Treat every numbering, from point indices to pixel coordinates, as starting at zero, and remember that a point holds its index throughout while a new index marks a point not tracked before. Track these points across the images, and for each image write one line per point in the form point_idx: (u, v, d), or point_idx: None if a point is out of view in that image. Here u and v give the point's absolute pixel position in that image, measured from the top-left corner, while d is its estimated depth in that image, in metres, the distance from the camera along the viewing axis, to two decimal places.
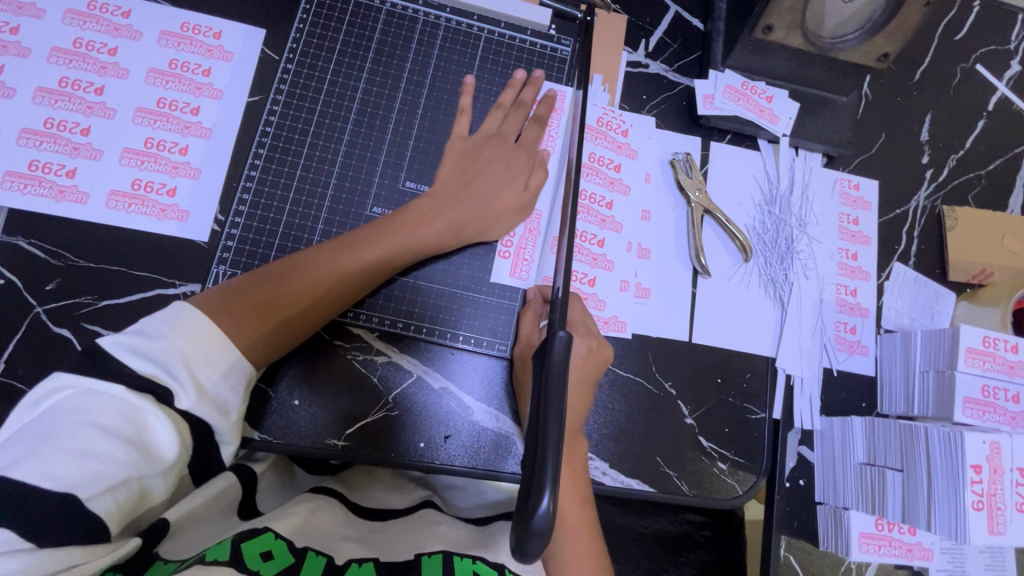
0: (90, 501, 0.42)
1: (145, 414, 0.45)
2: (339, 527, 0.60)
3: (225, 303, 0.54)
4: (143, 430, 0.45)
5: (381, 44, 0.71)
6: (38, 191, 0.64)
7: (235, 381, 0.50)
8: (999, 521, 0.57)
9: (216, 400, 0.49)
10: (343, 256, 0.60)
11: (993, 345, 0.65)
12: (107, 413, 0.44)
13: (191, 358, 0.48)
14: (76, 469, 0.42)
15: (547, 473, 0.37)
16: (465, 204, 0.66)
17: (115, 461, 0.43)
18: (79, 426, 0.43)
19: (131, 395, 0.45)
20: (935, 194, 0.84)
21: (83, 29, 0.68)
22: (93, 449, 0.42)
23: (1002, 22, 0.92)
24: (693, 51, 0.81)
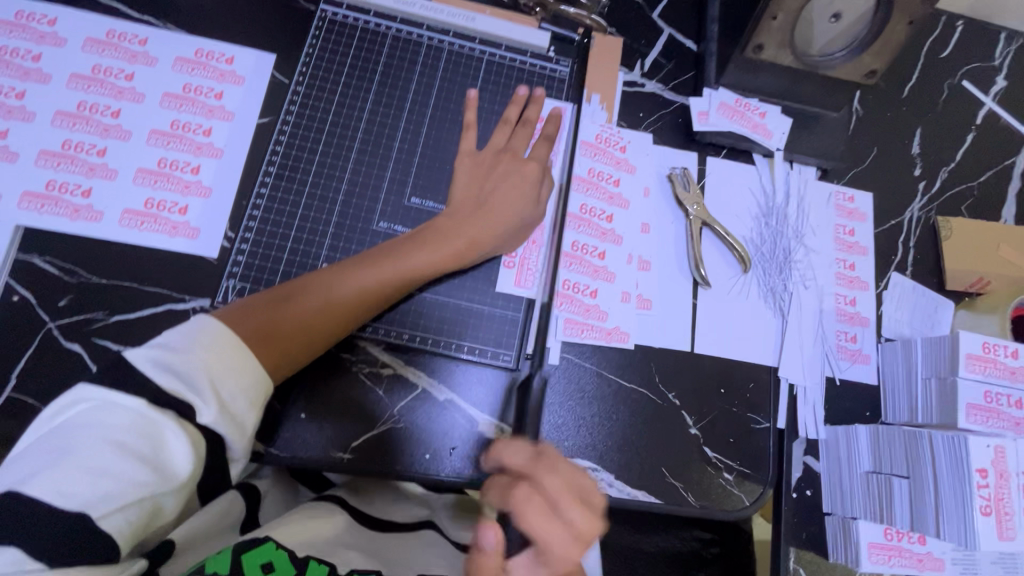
0: (102, 519, 0.42)
1: (163, 431, 0.45)
2: (343, 535, 0.59)
3: (245, 322, 0.55)
4: (160, 447, 0.45)
5: (387, 66, 0.74)
6: (55, 210, 0.66)
7: (255, 399, 0.51)
8: (1009, 527, 0.57)
9: (234, 415, 0.49)
10: (360, 275, 0.61)
11: (993, 351, 0.65)
12: (124, 429, 0.44)
13: (214, 374, 0.48)
14: (92, 487, 0.42)
15: None
16: (475, 224, 0.66)
17: (128, 480, 0.43)
18: (96, 442, 0.43)
19: (149, 411, 0.45)
20: (929, 206, 0.86)
21: (102, 56, 0.71)
22: (108, 467, 0.42)
23: (985, 40, 0.95)
24: (687, 70, 0.84)
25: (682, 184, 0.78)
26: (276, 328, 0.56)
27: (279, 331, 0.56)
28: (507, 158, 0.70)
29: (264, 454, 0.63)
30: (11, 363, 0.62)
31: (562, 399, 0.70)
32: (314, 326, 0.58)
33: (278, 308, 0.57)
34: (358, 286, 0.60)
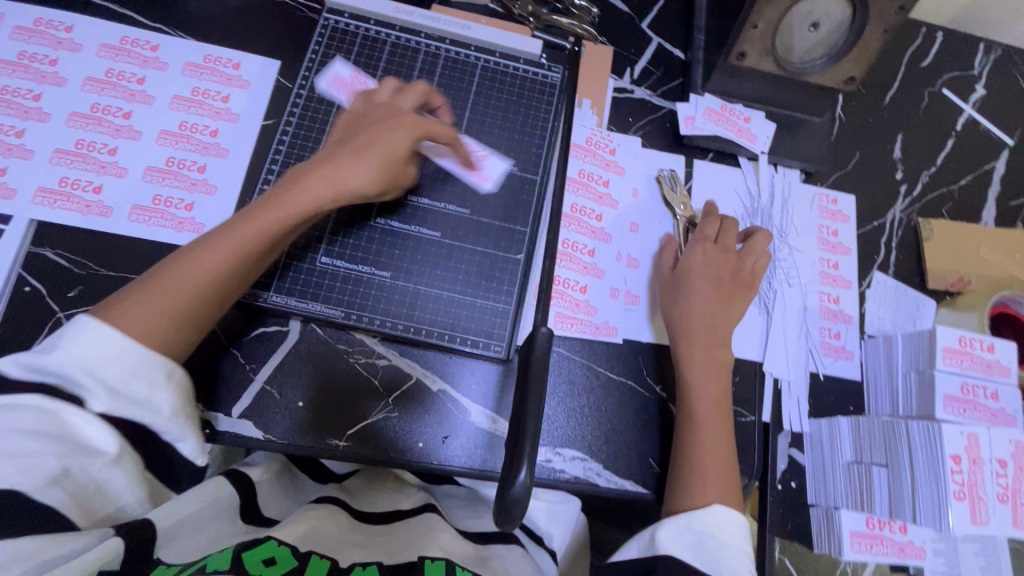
0: (36, 493, 0.45)
1: (68, 415, 0.49)
2: (343, 531, 0.61)
3: (134, 303, 0.53)
4: (70, 430, 0.48)
5: (386, 71, 0.78)
6: (67, 206, 0.69)
7: (154, 376, 0.52)
8: (982, 511, 0.59)
9: (130, 397, 0.51)
10: (213, 238, 0.57)
11: (969, 344, 0.67)
12: (32, 415, 0.47)
13: (88, 363, 0.50)
14: (10, 468, 0.45)
15: (524, 450, 0.43)
16: (347, 166, 0.60)
17: (49, 456, 0.47)
18: (4, 432, 0.46)
19: (50, 402, 0.48)
20: (911, 208, 0.89)
21: (115, 61, 0.75)
22: (23, 449, 0.46)
23: (965, 50, 0.98)
24: (675, 78, 0.88)
25: (671, 186, 0.81)
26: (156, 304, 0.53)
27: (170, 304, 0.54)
28: (385, 109, 0.66)
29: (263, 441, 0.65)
30: (21, 351, 0.64)
31: (553, 391, 0.72)
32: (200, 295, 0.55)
33: (167, 283, 0.55)
34: (230, 249, 0.56)
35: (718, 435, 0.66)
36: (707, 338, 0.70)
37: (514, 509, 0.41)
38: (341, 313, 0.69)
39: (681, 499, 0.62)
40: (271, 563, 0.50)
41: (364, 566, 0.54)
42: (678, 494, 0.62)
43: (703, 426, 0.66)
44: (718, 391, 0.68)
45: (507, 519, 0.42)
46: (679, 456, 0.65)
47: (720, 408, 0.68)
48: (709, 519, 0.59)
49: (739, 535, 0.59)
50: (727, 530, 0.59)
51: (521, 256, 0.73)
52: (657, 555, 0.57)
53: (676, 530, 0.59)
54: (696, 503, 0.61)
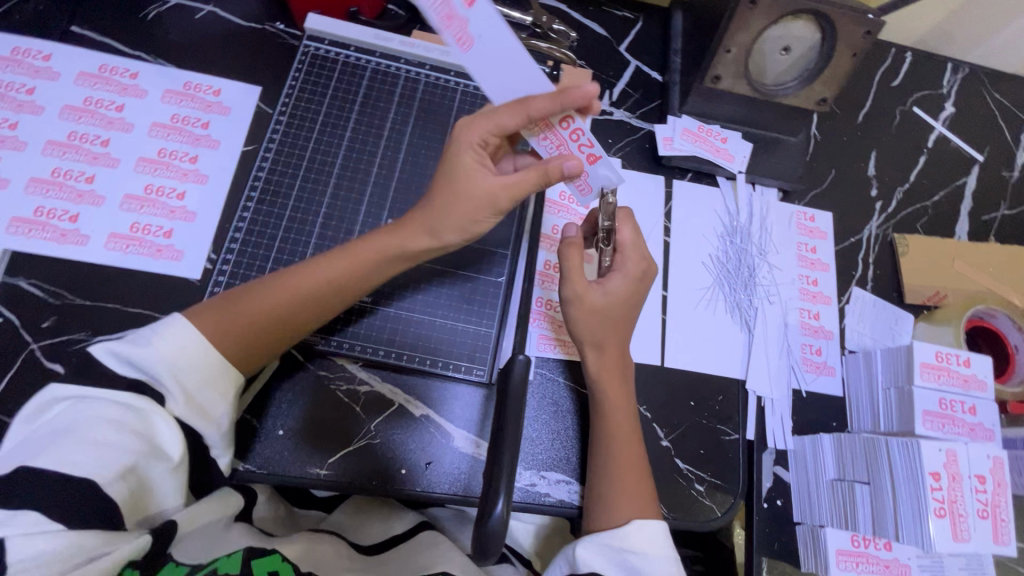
0: (108, 486, 0.44)
1: (149, 415, 0.49)
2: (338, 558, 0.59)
3: (204, 310, 0.56)
4: (148, 428, 0.48)
5: (366, 97, 0.78)
6: (42, 235, 0.68)
7: (226, 391, 0.54)
8: (963, 528, 0.59)
9: (198, 407, 0.52)
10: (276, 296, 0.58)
11: (946, 359, 0.68)
12: (116, 408, 0.48)
13: (176, 365, 0.51)
14: (90, 457, 0.44)
15: (501, 481, 0.43)
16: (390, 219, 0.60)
17: (126, 450, 0.46)
18: (89, 422, 0.46)
19: (134, 402, 0.49)
20: (886, 224, 0.90)
21: (94, 89, 0.75)
22: (107, 440, 0.46)
23: (934, 70, 1.01)
24: (653, 100, 0.90)
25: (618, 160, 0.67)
26: (244, 318, 0.56)
27: (248, 322, 0.56)
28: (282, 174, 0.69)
29: (246, 473, 0.64)
30: None
31: (536, 414, 0.71)
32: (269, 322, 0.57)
33: (235, 297, 0.58)
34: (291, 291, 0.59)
35: (633, 463, 0.62)
36: (605, 355, 0.65)
37: (492, 539, 0.41)
38: (322, 339, 0.69)
39: (598, 517, 0.60)
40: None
41: None
42: (596, 510, 0.60)
43: (616, 450, 0.63)
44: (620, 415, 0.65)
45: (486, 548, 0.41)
46: (595, 474, 0.63)
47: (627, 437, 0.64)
48: (626, 534, 0.57)
49: (661, 543, 0.57)
50: (651, 543, 0.57)
51: (502, 279, 0.74)
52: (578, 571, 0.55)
53: (597, 547, 0.56)
54: (617, 522, 0.58)
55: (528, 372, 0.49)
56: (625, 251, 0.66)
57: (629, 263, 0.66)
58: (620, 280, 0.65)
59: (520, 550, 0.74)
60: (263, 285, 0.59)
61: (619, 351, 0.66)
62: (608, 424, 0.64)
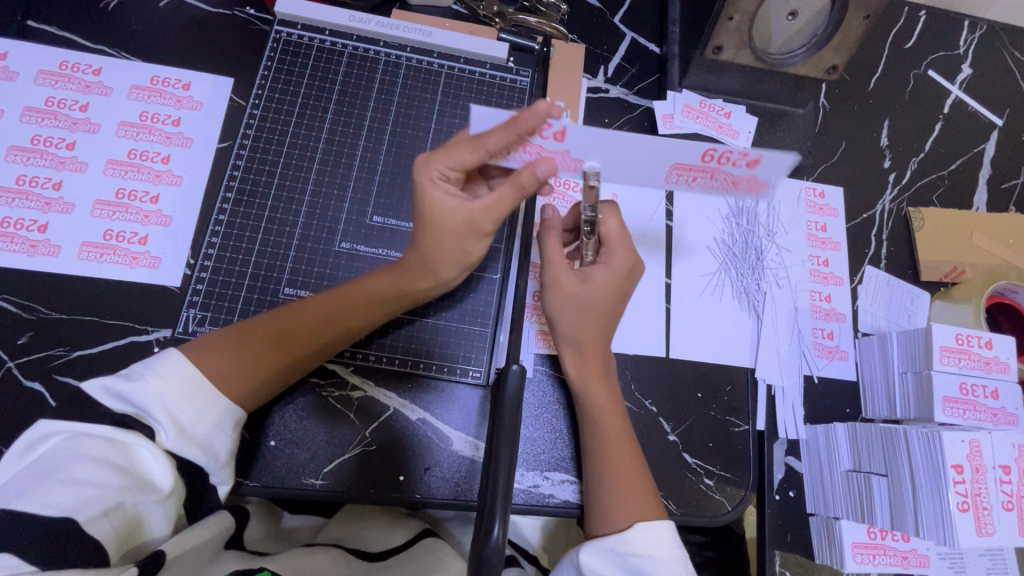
0: (89, 525, 0.42)
1: (134, 446, 0.46)
2: (340, 568, 0.57)
3: (205, 348, 0.54)
4: (132, 459, 0.46)
5: (344, 85, 0.73)
6: (10, 247, 0.65)
7: (222, 422, 0.52)
8: (987, 522, 0.56)
9: (196, 438, 0.50)
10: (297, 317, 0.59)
11: (966, 342, 0.65)
12: (101, 443, 0.45)
13: (170, 399, 0.49)
14: (72, 496, 0.42)
15: (497, 505, 0.40)
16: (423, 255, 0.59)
17: (110, 487, 0.43)
18: (73, 458, 0.43)
19: (116, 433, 0.46)
20: (900, 197, 0.86)
21: (55, 88, 0.70)
22: (88, 478, 0.43)
23: (950, 28, 0.95)
24: (651, 74, 0.84)
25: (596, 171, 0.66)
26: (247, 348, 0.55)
27: (258, 358, 0.55)
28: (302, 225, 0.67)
29: (241, 487, 0.62)
30: None
31: (537, 413, 0.69)
32: (277, 355, 0.57)
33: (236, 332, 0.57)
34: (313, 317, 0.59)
35: (628, 469, 0.59)
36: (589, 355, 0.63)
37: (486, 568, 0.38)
38: None
39: (599, 521, 0.57)
40: None
41: None
42: (595, 513, 0.58)
43: (608, 447, 0.60)
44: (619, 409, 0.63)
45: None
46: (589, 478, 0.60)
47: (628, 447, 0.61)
48: (631, 538, 0.53)
49: (673, 548, 0.54)
50: (660, 547, 0.53)
51: (497, 275, 0.71)
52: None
53: (603, 553, 0.53)
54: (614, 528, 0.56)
55: (523, 385, 0.47)
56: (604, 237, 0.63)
57: (616, 257, 0.63)
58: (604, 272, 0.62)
59: (529, 547, 0.72)
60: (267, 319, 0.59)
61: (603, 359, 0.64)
62: (600, 423, 0.62)
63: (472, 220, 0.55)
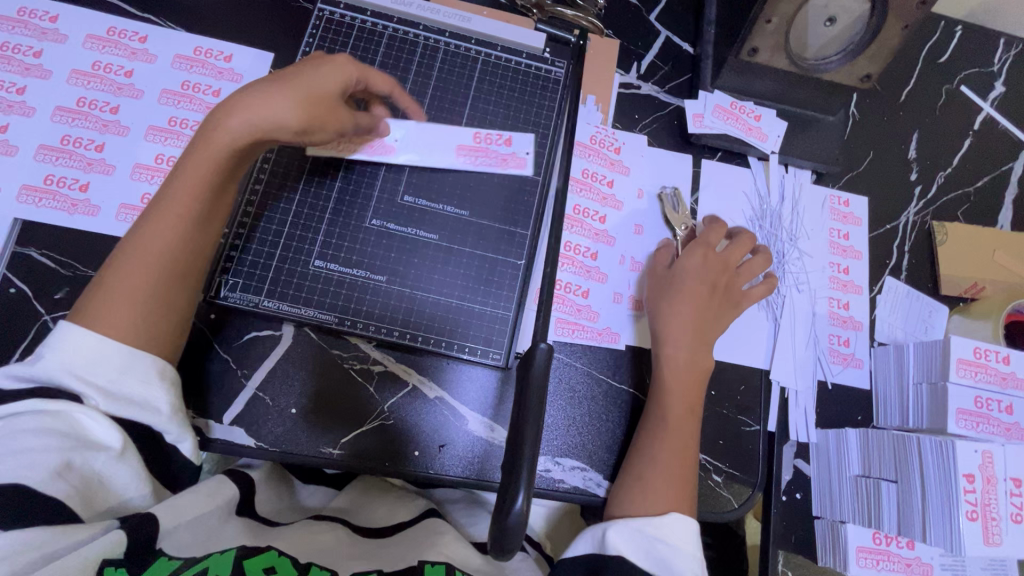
0: (45, 486, 0.45)
1: (70, 414, 0.49)
2: (341, 546, 0.59)
3: (83, 300, 0.53)
4: (71, 425, 0.48)
5: (383, 66, 0.75)
6: (52, 204, 0.67)
7: (149, 374, 0.53)
8: (995, 532, 0.57)
9: (124, 395, 0.51)
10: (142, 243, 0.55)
11: (985, 356, 0.65)
12: (35, 416, 0.47)
13: (78, 363, 0.50)
14: (17, 463, 0.45)
15: (521, 479, 0.42)
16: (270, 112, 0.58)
17: (52, 449, 0.46)
18: (8, 433, 0.46)
19: (46, 405, 0.48)
20: (925, 211, 0.86)
21: (102, 53, 0.72)
22: (27, 446, 0.46)
23: (985, 45, 0.95)
24: (683, 73, 0.85)
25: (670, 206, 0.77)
26: (118, 282, 0.54)
27: (130, 295, 0.53)
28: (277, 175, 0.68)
29: (259, 452, 0.63)
30: (7, 355, 0.63)
31: (552, 399, 0.70)
32: (153, 282, 0.55)
33: (109, 269, 0.55)
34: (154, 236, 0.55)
35: (676, 458, 0.62)
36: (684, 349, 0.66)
37: (510, 537, 0.40)
38: (335, 319, 0.67)
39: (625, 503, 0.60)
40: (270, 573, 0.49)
41: (432, 564, 0.56)
42: (626, 495, 0.61)
43: (666, 435, 0.63)
44: (693, 396, 0.65)
45: (506, 546, 0.41)
46: (636, 460, 0.63)
47: (690, 437, 0.63)
48: (661, 526, 0.57)
49: (690, 541, 0.57)
50: (681, 538, 0.57)
51: (522, 261, 0.71)
52: (606, 553, 0.55)
53: (627, 533, 0.56)
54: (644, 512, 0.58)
55: (549, 361, 0.47)
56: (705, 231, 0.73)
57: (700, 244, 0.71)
58: (699, 251, 0.70)
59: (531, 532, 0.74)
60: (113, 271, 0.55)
61: (703, 347, 0.67)
62: (664, 401, 0.65)
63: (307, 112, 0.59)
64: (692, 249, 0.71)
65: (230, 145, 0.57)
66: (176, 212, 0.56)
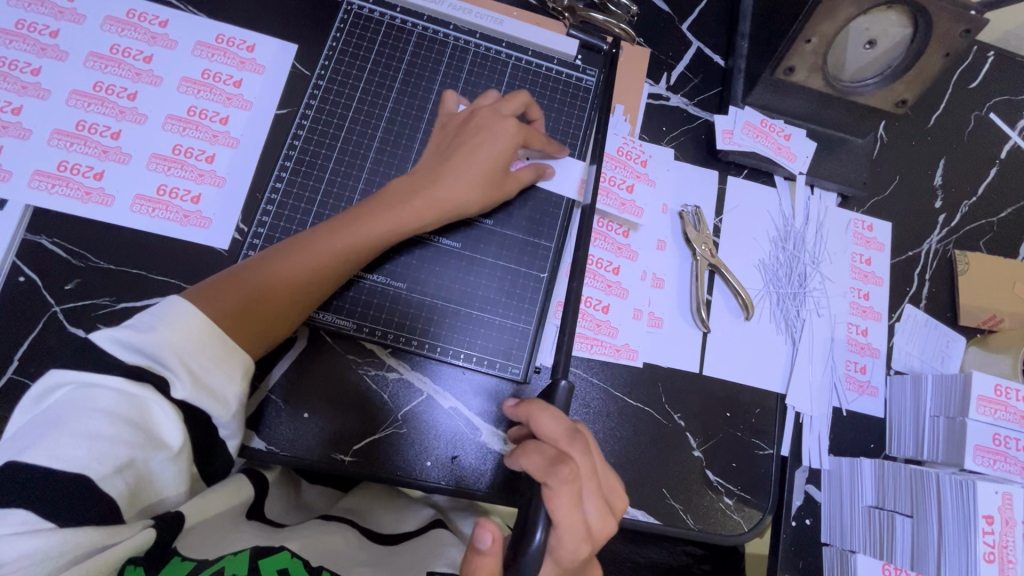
0: (102, 481, 0.42)
1: (146, 401, 0.46)
2: (352, 550, 0.57)
3: (227, 282, 0.56)
4: (144, 415, 0.46)
5: (411, 65, 0.73)
6: (65, 191, 0.65)
7: (232, 371, 0.51)
8: (1009, 573, 0.57)
9: (210, 388, 0.49)
10: (292, 261, 0.58)
11: (1004, 394, 0.65)
12: (111, 397, 0.45)
13: (182, 350, 0.48)
14: (84, 450, 0.42)
15: None
16: (447, 183, 0.62)
17: (122, 443, 0.44)
18: (83, 410, 0.43)
19: (128, 386, 0.46)
20: (948, 239, 0.85)
21: (120, 36, 0.70)
22: (100, 433, 0.43)
23: (1016, 72, 0.94)
24: (713, 86, 0.83)
25: (693, 224, 0.76)
26: (264, 287, 0.56)
27: (264, 312, 0.56)
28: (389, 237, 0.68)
29: (268, 455, 0.62)
30: (14, 345, 0.61)
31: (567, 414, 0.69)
32: (297, 306, 0.58)
33: (262, 267, 0.57)
34: (305, 261, 0.58)
35: None
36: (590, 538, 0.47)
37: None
38: (354, 325, 0.65)
39: None
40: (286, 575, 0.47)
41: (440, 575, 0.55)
42: None
43: None
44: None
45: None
46: None
47: None
48: None
49: None
50: None
51: (544, 274, 0.70)
52: None
53: None
54: None
55: (569, 398, 0.53)
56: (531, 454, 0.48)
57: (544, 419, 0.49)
58: (578, 539, 0.46)
59: None
60: (250, 273, 0.57)
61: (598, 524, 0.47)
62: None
63: (479, 180, 0.64)
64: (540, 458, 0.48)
65: (413, 218, 0.61)
66: (343, 254, 0.59)
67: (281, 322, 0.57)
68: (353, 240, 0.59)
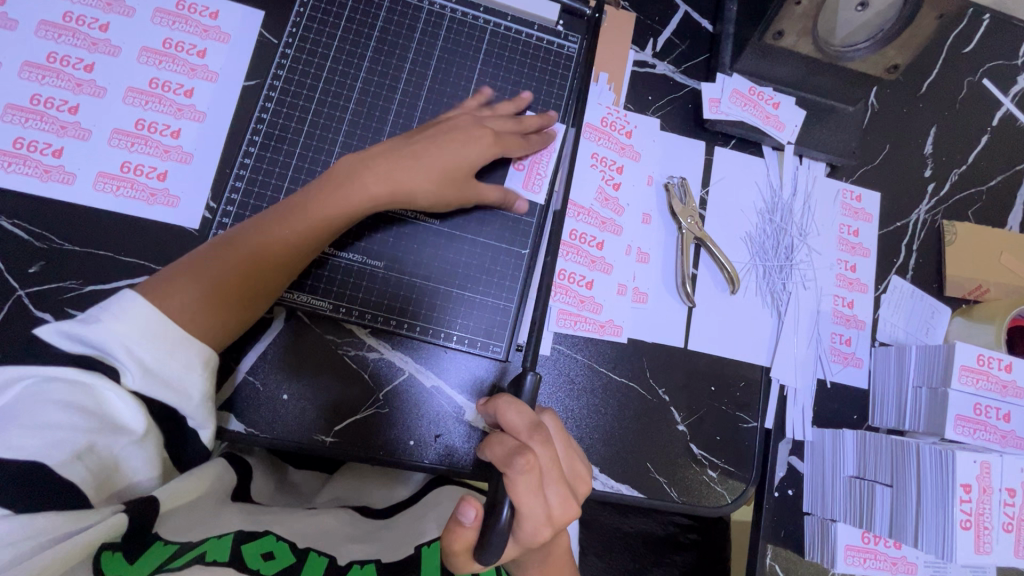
0: (64, 470, 0.41)
1: (101, 390, 0.45)
2: (341, 526, 0.57)
3: (184, 267, 0.52)
4: (102, 403, 0.45)
5: (384, 31, 0.69)
6: (23, 170, 0.62)
7: (191, 361, 0.49)
8: (986, 540, 0.58)
9: (165, 378, 0.47)
10: (263, 239, 0.55)
11: (987, 363, 0.65)
12: (65, 387, 0.43)
13: (132, 341, 0.46)
14: (42, 440, 0.41)
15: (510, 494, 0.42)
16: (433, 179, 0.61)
17: (81, 432, 0.43)
18: (37, 402, 0.42)
19: (81, 376, 0.44)
20: (936, 209, 0.84)
21: (73, 3, 0.66)
22: (56, 423, 0.42)
23: (1011, 36, 0.91)
24: (701, 53, 0.80)
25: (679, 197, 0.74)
26: (231, 270, 0.53)
27: (232, 294, 0.53)
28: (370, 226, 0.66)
29: (246, 436, 0.61)
30: None
31: (551, 391, 0.68)
32: (262, 288, 0.55)
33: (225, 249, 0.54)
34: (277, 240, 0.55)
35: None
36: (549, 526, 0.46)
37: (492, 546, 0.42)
38: (330, 305, 0.64)
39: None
40: (268, 558, 0.48)
41: (428, 545, 0.56)
42: None
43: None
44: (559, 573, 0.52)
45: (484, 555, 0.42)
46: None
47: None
48: None
49: None
50: None
51: (526, 250, 0.69)
52: None
53: None
54: None
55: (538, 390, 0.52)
56: (491, 447, 0.47)
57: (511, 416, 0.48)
58: (537, 524, 0.45)
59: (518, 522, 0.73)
60: (216, 253, 0.54)
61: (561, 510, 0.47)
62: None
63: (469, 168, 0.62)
64: (502, 447, 0.46)
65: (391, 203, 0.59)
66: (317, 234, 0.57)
67: (249, 304, 0.55)
68: (324, 221, 0.57)
